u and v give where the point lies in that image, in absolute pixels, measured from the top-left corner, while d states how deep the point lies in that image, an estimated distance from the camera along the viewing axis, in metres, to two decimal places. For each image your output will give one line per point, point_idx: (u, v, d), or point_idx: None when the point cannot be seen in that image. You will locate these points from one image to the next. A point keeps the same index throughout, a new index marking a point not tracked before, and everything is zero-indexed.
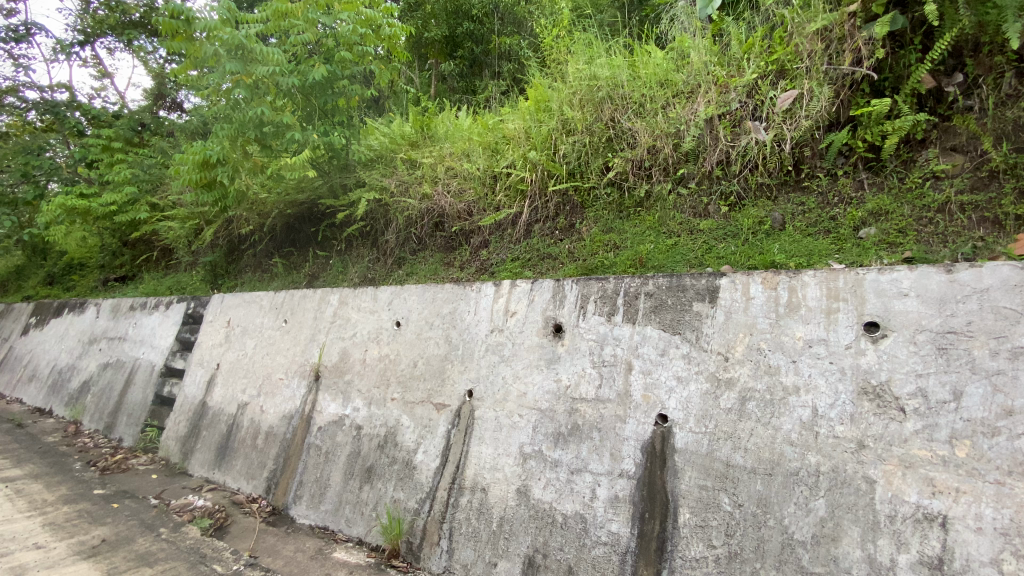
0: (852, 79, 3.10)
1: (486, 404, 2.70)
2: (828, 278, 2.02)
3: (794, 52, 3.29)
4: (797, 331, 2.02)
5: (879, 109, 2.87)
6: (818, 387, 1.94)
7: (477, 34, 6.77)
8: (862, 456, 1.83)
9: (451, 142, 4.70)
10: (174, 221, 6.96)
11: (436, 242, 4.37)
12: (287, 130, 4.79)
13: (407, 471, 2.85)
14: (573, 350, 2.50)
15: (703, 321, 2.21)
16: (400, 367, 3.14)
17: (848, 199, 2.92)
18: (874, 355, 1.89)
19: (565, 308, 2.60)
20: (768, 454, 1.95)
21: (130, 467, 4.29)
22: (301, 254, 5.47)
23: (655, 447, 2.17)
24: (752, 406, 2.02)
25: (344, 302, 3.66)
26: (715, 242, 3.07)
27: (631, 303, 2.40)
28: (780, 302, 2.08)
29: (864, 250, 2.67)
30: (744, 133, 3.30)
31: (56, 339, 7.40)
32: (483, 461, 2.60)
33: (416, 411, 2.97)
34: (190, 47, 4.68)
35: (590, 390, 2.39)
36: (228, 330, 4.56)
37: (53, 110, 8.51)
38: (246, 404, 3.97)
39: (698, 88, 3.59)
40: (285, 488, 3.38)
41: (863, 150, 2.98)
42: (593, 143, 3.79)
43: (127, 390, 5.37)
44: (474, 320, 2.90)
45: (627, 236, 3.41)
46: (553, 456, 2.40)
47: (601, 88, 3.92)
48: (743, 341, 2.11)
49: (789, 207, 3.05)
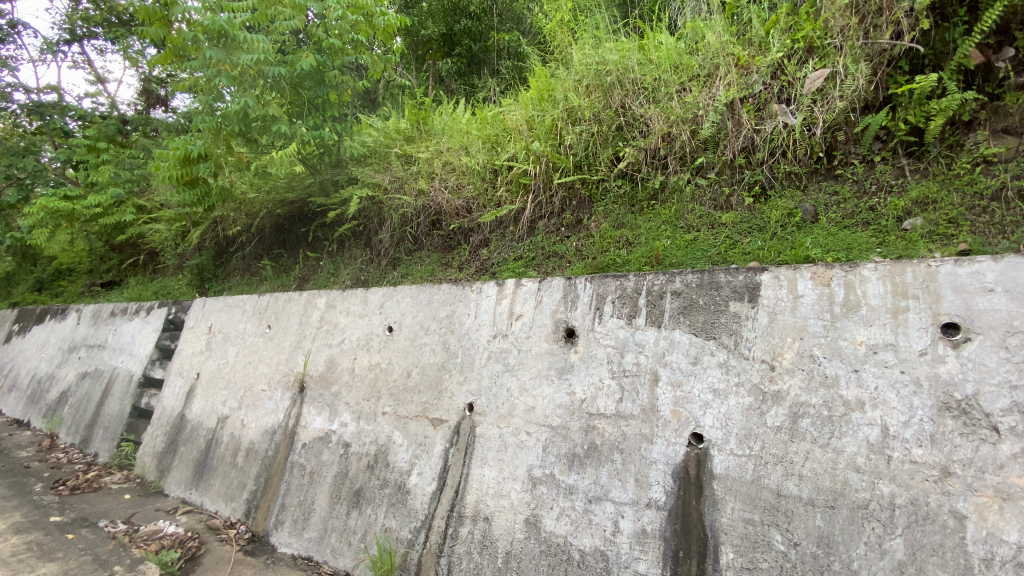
0: (890, 55, 2.79)
1: (488, 420, 2.38)
2: (892, 272, 1.71)
3: (824, 28, 2.99)
4: (858, 334, 1.71)
5: (923, 87, 2.57)
6: (888, 402, 1.62)
7: (475, 31, 6.46)
8: (947, 486, 1.51)
9: (448, 136, 4.40)
10: (160, 223, 6.66)
11: (433, 242, 4.04)
12: (273, 121, 4.38)
13: (399, 496, 2.53)
14: (587, 358, 2.18)
15: (743, 323, 1.90)
16: (392, 378, 2.82)
17: (887, 187, 2.61)
18: (956, 364, 1.57)
19: (578, 309, 2.28)
20: (829, 483, 1.64)
21: (102, 487, 3.96)
22: (290, 257, 5.13)
23: (688, 472, 1.85)
24: (806, 424, 1.71)
25: (332, 305, 3.34)
26: (740, 236, 2.74)
27: (655, 304, 2.09)
28: (835, 301, 1.77)
29: (910, 243, 2.35)
30: (769, 117, 2.99)
31: (36, 347, 7.05)
32: (486, 486, 2.28)
33: (410, 427, 2.64)
34: (169, 35, 4.37)
35: (609, 404, 2.07)
36: (208, 336, 4.23)
37: (37, 109, 8.05)
38: (226, 417, 3.64)
39: (717, 70, 3.29)
40: (265, 513, 3.05)
41: (904, 133, 2.67)
42: (602, 132, 3.48)
43: (105, 401, 5.04)
44: (474, 325, 2.58)
45: (641, 231, 3.08)
46: (566, 481, 2.07)
47: (609, 73, 3.63)
48: (792, 347, 1.80)
49: (821, 197, 2.73)
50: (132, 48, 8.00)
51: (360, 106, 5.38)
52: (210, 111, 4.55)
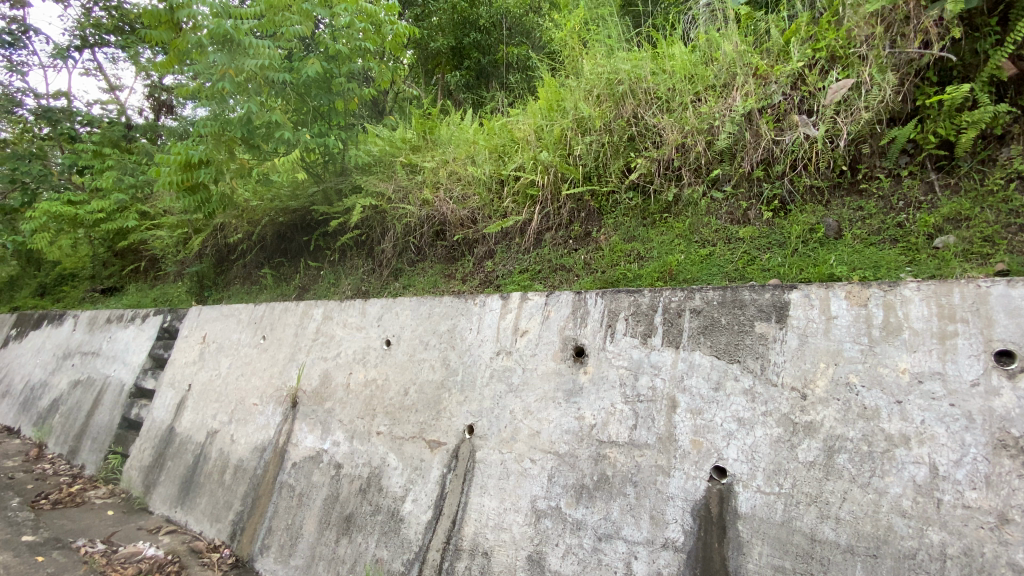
0: (918, 65, 2.66)
1: (489, 445, 2.21)
2: (937, 293, 1.55)
3: (847, 37, 2.86)
4: (900, 361, 1.55)
5: (953, 98, 2.43)
6: (936, 438, 1.46)
7: (485, 44, 6.39)
8: (1006, 536, 1.32)
9: (455, 145, 4.29)
10: (162, 230, 6.66)
11: (437, 252, 3.89)
12: (276, 128, 4.28)
13: (392, 524, 2.36)
14: (598, 379, 2.02)
15: (770, 346, 1.73)
16: (388, 396, 2.66)
17: (916, 203, 2.46)
18: (1014, 396, 1.39)
19: (588, 326, 2.12)
20: (870, 529, 1.47)
21: (85, 502, 3.81)
22: (292, 266, 4.99)
23: (710, 510, 1.67)
24: (843, 461, 1.54)
25: (328, 317, 3.19)
26: (758, 252, 2.59)
27: (672, 323, 1.93)
28: (873, 324, 1.61)
29: (943, 261, 2.19)
30: (789, 128, 2.85)
31: (32, 352, 6.92)
32: (485, 517, 2.10)
33: (405, 449, 2.47)
34: (174, 39, 4.33)
35: (621, 431, 1.90)
36: (202, 347, 4.08)
37: (46, 114, 8.01)
38: (216, 431, 3.48)
39: (734, 80, 3.16)
40: (251, 536, 2.87)
41: (934, 146, 2.51)
42: (613, 142, 3.35)
43: (95, 410, 4.89)
44: (476, 340, 2.43)
45: (653, 245, 2.92)
46: (574, 515, 1.90)
47: (621, 82, 3.52)
48: (826, 373, 1.63)
49: (845, 212, 2.58)
50: (142, 55, 7.98)
51: (366, 116, 5.29)
52: (212, 115, 4.44)
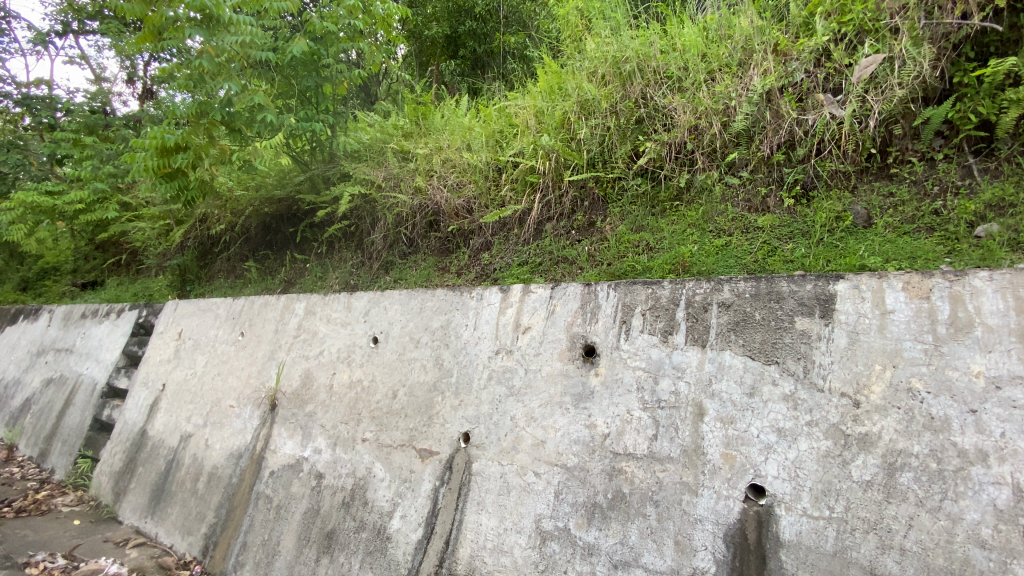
0: (956, 38, 2.40)
1: (487, 455, 1.97)
2: (1013, 283, 1.31)
3: (875, 9, 2.62)
4: (973, 363, 1.31)
5: (996, 74, 2.18)
6: (1020, 454, 1.22)
7: (481, 33, 6.12)
8: None
9: (449, 131, 4.02)
10: (143, 221, 6.34)
11: (430, 244, 3.62)
12: (258, 111, 3.96)
13: (378, 542, 2.11)
14: (611, 383, 1.78)
15: (813, 345, 1.50)
16: (374, 399, 2.41)
17: (953, 188, 2.21)
18: None
19: (599, 323, 1.88)
20: (942, 562, 1.24)
21: (51, 510, 3.53)
22: (277, 259, 4.69)
23: (746, 537, 1.44)
24: (906, 480, 1.31)
25: (310, 312, 2.94)
26: (780, 242, 2.35)
27: (697, 318, 1.69)
28: (937, 320, 1.37)
29: (989, 252, 1.94)
30: (813, 108, 2.59)
31: (7, 349, 6.59)
32: (483, 538, 1.86)
33: (393, 459, 2.23)
34: (147, 13, 3.97)
35: (639, 443, 1.66)
36: (178, 343, 3.81)
37: (25, 101, 7.65)
38: (190, 435, 3.22)
39: (752, 57, 2.90)
40: (223, 552, 2.62)
41: (973, 127, 2.26)
42: (619, 125, 3.09)
43: (66, 410, 4.61)
44: (472, 338, 2.18)
45: (664, 235, 2.66)
46: (585, 539, 1.66)
47: (629, 61, 3.25)
48: (883, 378, 1.40)
49: (874, 199, 2.33)
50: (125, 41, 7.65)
51: (357, 104, 5.01)
52: (191, 97, 4.11)
